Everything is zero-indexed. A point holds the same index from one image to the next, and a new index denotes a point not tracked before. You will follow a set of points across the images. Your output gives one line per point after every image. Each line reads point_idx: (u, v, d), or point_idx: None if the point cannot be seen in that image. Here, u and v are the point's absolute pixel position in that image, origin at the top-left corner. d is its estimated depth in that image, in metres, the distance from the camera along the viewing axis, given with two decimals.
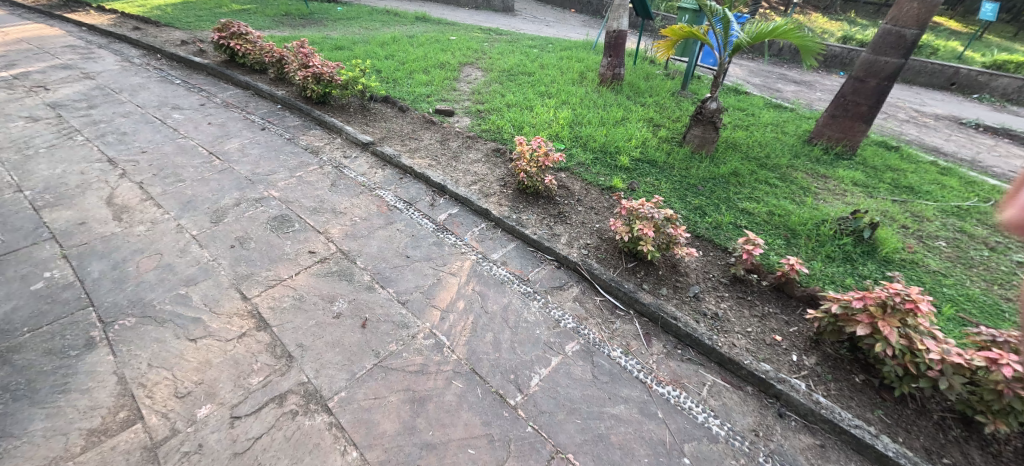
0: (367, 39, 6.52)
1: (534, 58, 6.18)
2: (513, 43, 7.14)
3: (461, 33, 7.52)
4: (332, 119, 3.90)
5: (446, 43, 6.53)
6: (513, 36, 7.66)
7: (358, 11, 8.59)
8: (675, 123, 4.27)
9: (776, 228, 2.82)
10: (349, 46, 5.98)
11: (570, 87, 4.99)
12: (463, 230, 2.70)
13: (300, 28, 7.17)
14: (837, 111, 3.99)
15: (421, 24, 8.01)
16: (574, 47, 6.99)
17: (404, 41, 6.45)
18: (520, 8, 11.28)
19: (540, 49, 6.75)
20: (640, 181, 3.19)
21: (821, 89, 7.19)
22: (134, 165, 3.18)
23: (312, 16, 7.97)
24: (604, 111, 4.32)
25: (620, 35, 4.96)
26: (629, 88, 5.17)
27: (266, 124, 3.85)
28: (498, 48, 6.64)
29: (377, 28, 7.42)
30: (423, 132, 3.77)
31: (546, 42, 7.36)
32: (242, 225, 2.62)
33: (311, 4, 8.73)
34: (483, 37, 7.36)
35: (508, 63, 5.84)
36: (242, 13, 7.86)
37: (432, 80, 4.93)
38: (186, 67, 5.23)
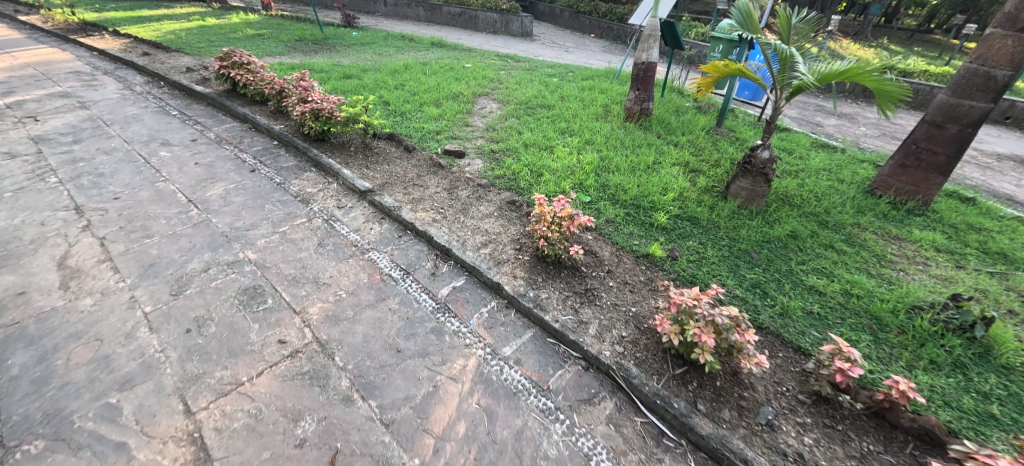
0: (379, 66, 6.24)
1: (554, 88, 5.79)
2: (531, 71, 6.79)
3: (477, 60, 7.22)
4: (330, 160, 3.50)
5: (460, 72, 6.20)
6: (531, 64, 7.32)
7: (373, 37, 8.41)
8: (715, 168, 3.77)
9: (856, 316, 2.28)
10: (358, 74, 5.68)
11: (594, 123, 4.55)
12: (469, 311, 2.22)
13: (312, 53, 6.95)
14: (907, 160, 3.46)
15: (436, 50, 7.75)
16: (596, 77, 6.60)
17: (417, 68, 6.15)
18: (539, 33, 11.07)
19: (560, 79, 6.37)
20: (681, 245, 2.69)
21: (865, 123, 6.61)
22: (102, 214, 2.81)
23: (327, 41, 7.79)
24: (633, 153, 3.85)
25: (649, 68, 4.52)
26: (659, 125, 4.69)
27: (257, 165, 3.47)
28: (516, 77, 6.28)
29: (390, 54, 7.16)
30: (429, 177, 3.34)
31: (567, 70, 6.98)
32: (206, 299, 2.19)
33: (327, 29, 8.60)
34: (500, 65, 7.03)
35: (525, 94, 5.45)
36: (256, 38, 7.72)
37: (443, 114, 4.55)
38: (187, 95, 4.97)
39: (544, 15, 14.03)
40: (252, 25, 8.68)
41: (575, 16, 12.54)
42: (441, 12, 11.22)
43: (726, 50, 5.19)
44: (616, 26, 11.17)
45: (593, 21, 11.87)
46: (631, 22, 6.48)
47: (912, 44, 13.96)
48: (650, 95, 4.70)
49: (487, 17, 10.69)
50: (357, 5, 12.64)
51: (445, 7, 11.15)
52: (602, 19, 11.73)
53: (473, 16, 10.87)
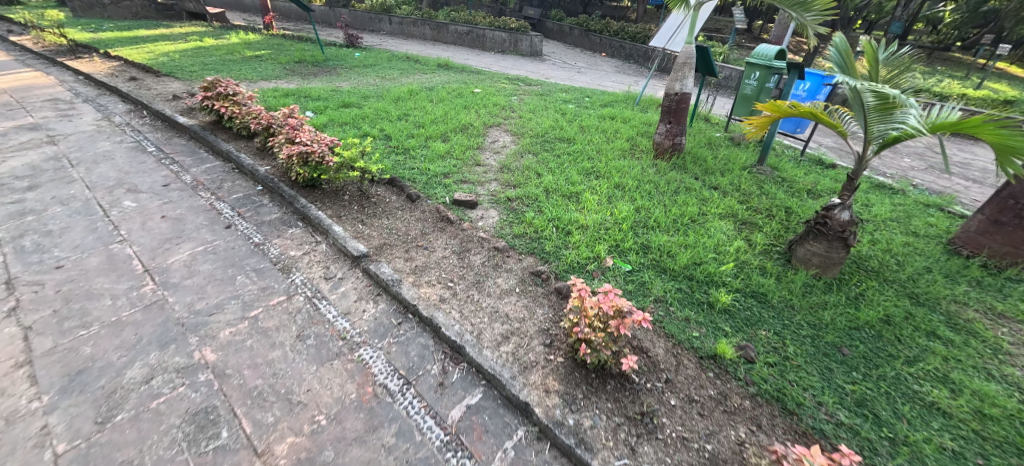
0: (381, 91, 5.79)
1: (571, 117, 5.29)
2: (545, 96, 6.31)
3: (486, 84, 6.78)
4: (319, 213, 2.98)
5: (469, 99, 5.73)
6: (544, 88, 6.86)
7: (377, 57, 8.02)
8: (769, 220, 3.23)
9: (1007, 456, 1.70)
10: (358, 101, 5.22)
11: (621, 161, 4.03)
12: (488, 447, 1.65)
13: (310, 77, 6.53)
14: (1005, 217, 2.91)
15: (443, 73, 7.33)
16: (615, 103, 6.12)
17: (421, 94, 5.69)
18: (549, 52, 10.70)
19: (577, 106, 5.88)
20: (752, 338, 2.13)
21: (908, 153, 6.07)
22: (36, 291, 2.29)
23: (327, 64, 7.39)
24: (673, 202, 3.32)
25: (683, 99, 4.02)
26: (695, 162, 4.16)
27: (235, 218, 2.96)
28: (529, 104, 5.80)
29: (394, 78, 6.73)
30: (435, 236, 2.81)
31: (583, 95, 6.50)
32: (139, 431, 1.64)
33: (328, 50, 8.22)
34: (512, 90, 6.58)
35: (541, 124, 4.96)
36: (253, 60, 7.32)
37: (450, 150, 4.05)
38: (169, 127, 4.51)
39: (552, 33, 13.71)
40: (251, 46, 8.31)
41: (585, 34, 12.18)
42: (448, 31, 10.90)
43: (763, 77, 4.70)
44: (628, 45, 10.78)
45: (604, 40, 11.50)
46: (653, 44, 6.01)
47: (932, 62, 13.53)
48: (683, 129, 4.18)
49: (495, 36, 10.32)
50: (362, 23, 12.34)
51: (452, 26, 10.80)
52: (613, 38, 11.36)
53: (481, 35, 10.51)
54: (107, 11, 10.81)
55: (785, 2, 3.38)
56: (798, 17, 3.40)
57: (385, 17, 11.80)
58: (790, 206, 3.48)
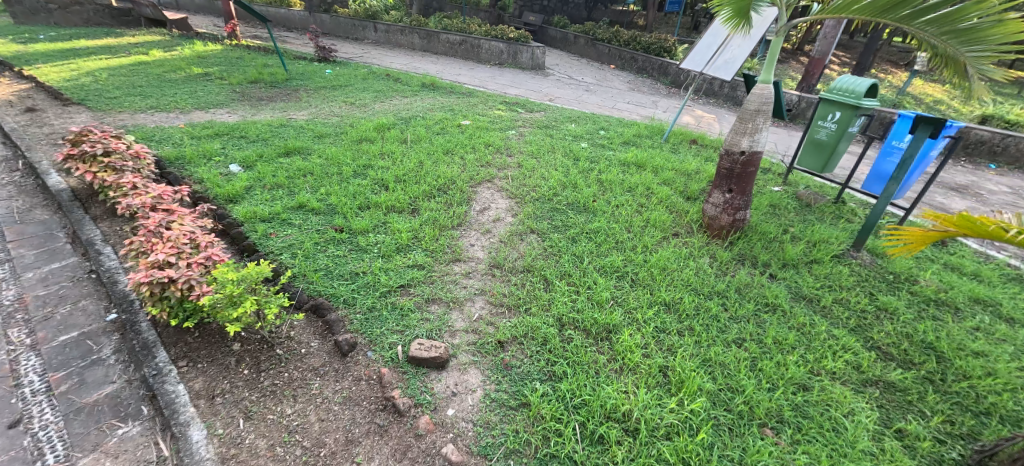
0: (341, 127, 4.57)
1: (587, 164, 4.07)
2: (549, 129, 5.09)
3: (478, 111, 5.57)
4: (179, 385, 1.77)
5: (453, 135, 4.50)
6: (547, 116, 5.64)
7: (351, 75, 6.82)
8: (916, 384, 2.01)
9: None
10: (305, 144, 3.99)
11: (663, 249, 2.82)
12: None
13: (259, 105, 5.30)
14: None
15: (426, 95, 6.09)
16: (636, 140, 4.90)
17: (392, 131, 4.46)
18: (552, 65, 9.52)
19: (591, 144, 4.66)
20: None
21: (1001, 205, 4.86)
22: None
23: (288, 84, 6.17)
24: (758, 346, 2.11)
25: (751, 160, 2.81)
26: (764, 248, 2.95)
27: (36, 403, 1.75)
28: (530, 142, 4.56)
29: (364, 104, 5.50)
30: (366, 447, 1.59)
31: (597, 127, 5.28)
32: None
33: (294, 65, 7.02)
34: (509, 120, 5.35)
35: (546, 178, 3.73)
36: (199, 80, 6.11)
37: (417, 231, 2.83)
38: (39, 188, 3.29)
39: (555, 41, 12.53)
40: (204, 59, 7.09)
41: (592, 43, 11.02)
42: (439, 40, 9.73)
43: (846, 119, 3.49)
44: (640, 57, 9.63)
45: (614, 49, 10.33)
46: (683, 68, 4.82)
47: None
48: (748, 200, 2.97)
49: (491, 47, 9.13)
50: (344, 31, 11.13)
51: (443, 34, 9.62)
52: (624, 48, 10.18)
53: (476, 45, 9.31)
54: (54, 17, 9.59)
55: (927, 27, 2.24)
56: (948, 49, 2.24)
57: (369, 23, 10.61)
58: (930, 341, 2.28)
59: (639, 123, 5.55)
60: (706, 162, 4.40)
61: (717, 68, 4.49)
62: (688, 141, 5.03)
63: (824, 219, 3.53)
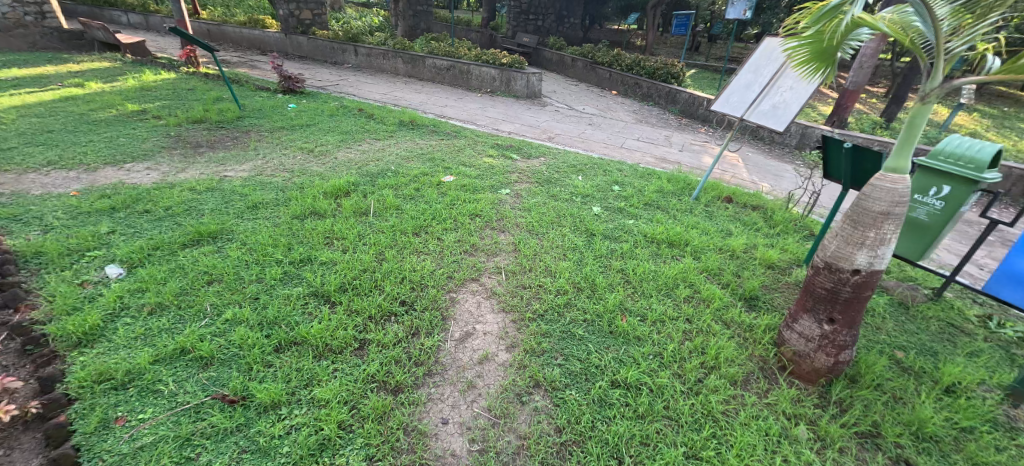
0: (285, 190, 3.55)
1: (605, 244, 3.08)
2: (552, 185, 4.11)
3: (464, 158, 4.59)
4: None
5: (429, 200, 3.49)
6: (547, 164, 4.68)
7: (317, 110, 5.84)
8: None
9: None
10: (230, 223, 2.98)
11: (741, 423, 1.82)
12: None
13: (191, 156, 4.28)
14: None
15: (403, 137, 5.10)
16: (660, 200, 3.94)
17: (351, 197, 3.45)
18: (548, 92, 8.68)
19: (606, 208, 3.69)
20: None
21: None
22: None
23: (237, 125, 5.17)
24: None
25: (867, 284, 1.87)
26: (885, 408, 1.97)
27: None
28: (529, 208, 3.56)
29: (325, 151, 4.50)
30: None
31: (608, 180, 4.32)
32: None
33: (252, 99, 6.04)
34: (502, 170, 4.36)
35: (553, 272, 2.74)
36: (129, 120, 5.08)
37: (358, 399, 1.80)
38: None
39: (551, 63, 11.74)
40: (147, 93, 6.10)
41: (591, 67, 10.24)
42: (424, 65, 8.85)
43: (960, 197, 2.56)
44: (645, 83, 8.82)
45: (616, 74, 9.53)
46: (714, 109, 3.95)
47: (989, 95, 11.63)
48: (857, 334, 2.01)
49: (482, 73, 8.27)
50: (322, 54, 10.24)
51: (429, 59, 8.75)
52: (626, 73, 9.39)
53: (465, 71, 8.45)
54: None
55: None
56: None
57: (349, 46, 9.72)
58: None
59: (657, 173, 4.61)
60: (753, 235, 3.45)
61: (759, 112, 3.60)
62: (722, 200, 4.08)
63: (933, 333, 2.57)
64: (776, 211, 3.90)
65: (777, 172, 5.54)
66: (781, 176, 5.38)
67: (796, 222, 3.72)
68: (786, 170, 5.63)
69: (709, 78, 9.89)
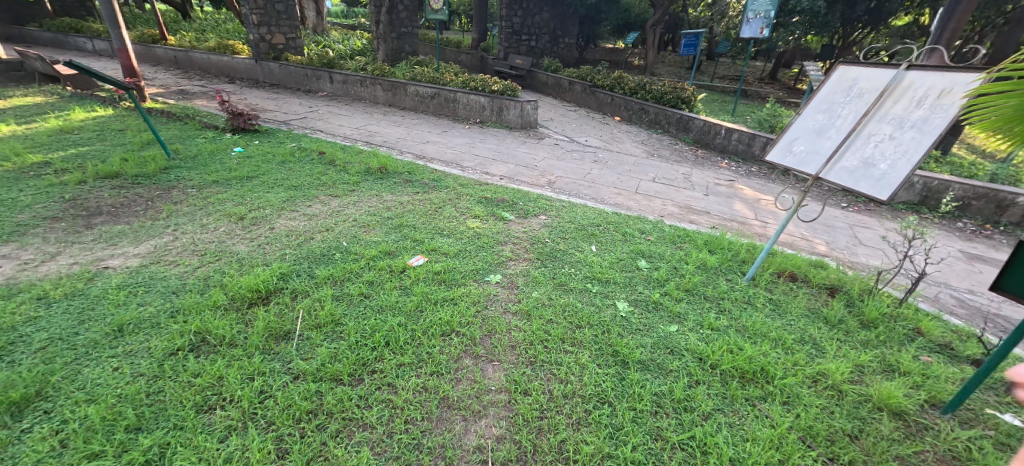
0: (179, 293, 2.48)
1: (645, 385, 2.02)
2: (559, 262, 3.06)
3: (441, 222, 3.51)
4: None
5: (384, 305, 2.42)
6: (549, 227, 3.64)
7: (268, 155, 4.80)
8: None
9: None
10: (65, 373, 1.91)
11: None
12: None
13: (77, 230, 3.21)
14: None
15: (367, 191, 4.05)
16: (705, 285, 2.91)
17: (270, 304, 2.38)
18: (545, 122, 7.77)
19: (635, 305, 2.66)
20: None
21: None
22: None
23: (158, 179, 4.11)
24: None
25: None
26: None
27: None
28: (529, 311, 2.50)
29: (259, 218, 3.43)
30: None
31: (629, 251, 3.30)
32: None
33: (191, 144, 5.02)
34: (492, 239, 3.31)
35: (571, 459, 1.67)
36: (22, 176, 4.03)
37: None
38: None
39: (547, 87, 10.90)
40: (64, 137, 5.07)
41: (590, 91, 9.37)
42: (406, 92, 7.93)
43: None
44: (652, 108, 7.95)
45: (618, 99, 8.67)
46: (767, 160, 3.07)
47: None
48: None
49: (470, 101, 7.35)
50: (295, 81, 9.30)
51: (411, 86, 7.83)
52: (630, 97, 8.52)
53: (451, 99, 7.52)
54: None
55: None
56: None
57: (324, 73, 8.79)
58: None
59: (690, 237, 3.61)
60: (849, 347, 2.42)
61: (838, 167, 2.68)
62: (782, 279, 3.07)
63: None
64: (860, 297, 2.89)
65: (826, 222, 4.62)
66: (832, 227, 4.46)
67: (896, 319, 2.71)
68: (834, 217, 4.72)
69: (721, 101, 9.01)
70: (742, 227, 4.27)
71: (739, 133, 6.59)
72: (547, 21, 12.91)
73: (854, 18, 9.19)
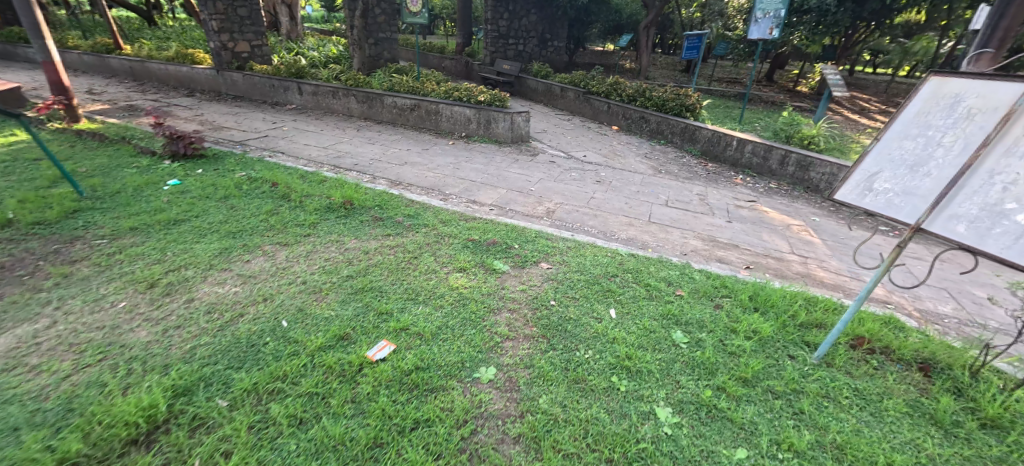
0: (20, 432, 1.67)
1: None
2: (572, 340, 2.31)
3: (416, 281, 2.75)
4: None
5: (325, 442, 1.65)
6: (553, 281, 2.89)
7: (210, 187, 3.98)
8: None
9: None
10: None
11: None
12: None
13: None
14: None
15: (325, 236, 3.27)
16: (767, 370, 2.20)
17: (151, 452, 1.58)
18: (538, 134, 7.05)
19: (682, 413, 1.92)
20: None
21: None
22: None
23: (61, 226, 3.27)
24: None
25: None
26: None
27: None
28: (538, 437, 1.74)
29: (177, 285, 2.63)
30: None
31: (658, 316, 2.57)
32: None
33: (118, 176, 4.18)
34: (480, 305, 2.55)
35: None
36: None
37: None
38: None
39: (537, 94, 10.21)
40: None
41: (585, 98, 8.69)
42: (382, 104, 7.14)
43: None
44: (654, 117, 7.29)
45: (615, 107, 7.99)
46: (838, 202, 2.42)
47: None
48: None
49: (453, 114, 6.60)
50: (261, 93, 8.43)
51: (388, 97, 7.05)
52: (628, 104, 7.86)
53: (433, 111, 6.76)
54: None
55: None
56: None
57: (292, 84, 7.96)
58: None
59: (729, 289, 2.90)
60: None
61: (943, 215, 1.99)
62: (859, 354, 2.37)
63: None
64: (967, 379, 2.21)
65: (869, 253, 4.01)
66: (879, 261, 3.85)
67: None
68: (874, 248, 4.13)
69: (724, 108, 8.40)
70: (780, 265, 3.58)
71: (753, 145, 5.96)
72: (535, 24, 12.23)
73: (862, 17, 8.67)
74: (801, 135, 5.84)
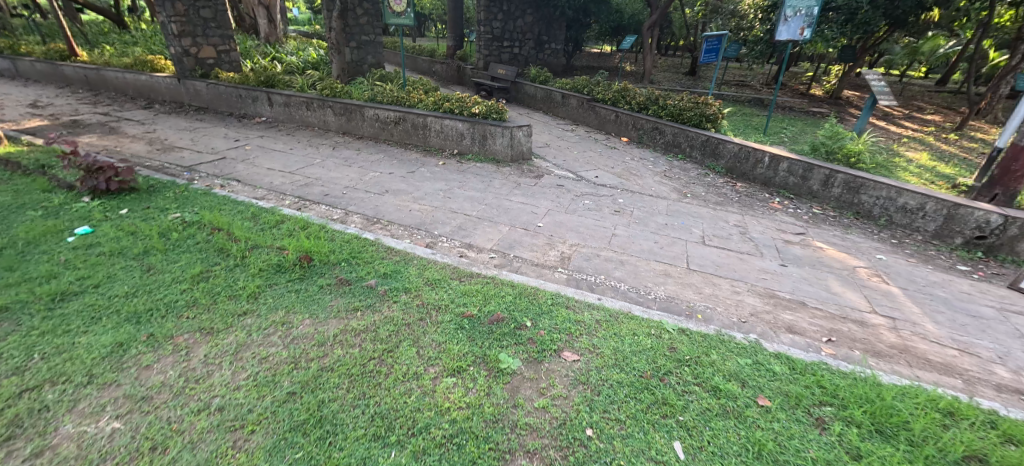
0: None
1: None
2: None
3: (389, 394, 1.91)
4: None
5: None
6: (584, 386, 2.05)
7: (131, 237, 3.09)
8: None
9: None
10: None
11: None
12: None
13: None
14: None
15: (269, 315, 2.40)
16: None
17: None
18: (540, 150, 6.23)
19: None
20: None
21: None
22: None
23: None
24: None
25: None
26: None
27: None
28: None
29: (22, 423, 1.72)
30: None
31: (747, 454, 1.73)
32: None
33: (13, 221, 3.25)
34: (484, 447, 1.69)
35: None
36: None
37: None
38: None
39: (535, 101, 9.41)
40: None
41: (589, 105, 7.88)
42: (362, 116, 6.27)
43: None
44: (669, 128, 6.49)
45: (624, 116, 7.19)
46: None
47: None
48: None
49: (443, 128, 5.76)
50: (227, 104, 7.52)
51: (369, 109, 6.18)
52: (639, 114, 7.06)
53: (419, 124, 5.90)
54: None
55: None
56: None
57: (261, 93, 7.05)
58: None
59: (828, 393, 2.08)
60: None
61: None
62: None
63: None
64: None
65: (964, 307, 3.22)
66: (981, 319, 3.07)
67: None
68: (964, 297, 3.36)
69: (742, 116, 7.65)
70: (866, 334, 2.77)
71: (789, 162, 5.17)
72: (531, 24, 11.43)
73: (891, 16, 7.96)
74: (845, 151, 5.07)
